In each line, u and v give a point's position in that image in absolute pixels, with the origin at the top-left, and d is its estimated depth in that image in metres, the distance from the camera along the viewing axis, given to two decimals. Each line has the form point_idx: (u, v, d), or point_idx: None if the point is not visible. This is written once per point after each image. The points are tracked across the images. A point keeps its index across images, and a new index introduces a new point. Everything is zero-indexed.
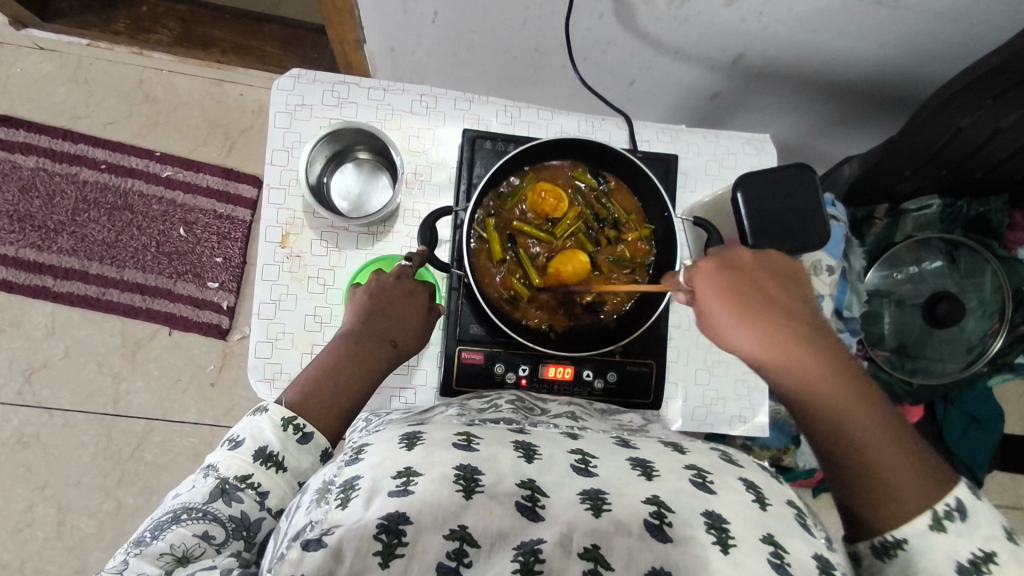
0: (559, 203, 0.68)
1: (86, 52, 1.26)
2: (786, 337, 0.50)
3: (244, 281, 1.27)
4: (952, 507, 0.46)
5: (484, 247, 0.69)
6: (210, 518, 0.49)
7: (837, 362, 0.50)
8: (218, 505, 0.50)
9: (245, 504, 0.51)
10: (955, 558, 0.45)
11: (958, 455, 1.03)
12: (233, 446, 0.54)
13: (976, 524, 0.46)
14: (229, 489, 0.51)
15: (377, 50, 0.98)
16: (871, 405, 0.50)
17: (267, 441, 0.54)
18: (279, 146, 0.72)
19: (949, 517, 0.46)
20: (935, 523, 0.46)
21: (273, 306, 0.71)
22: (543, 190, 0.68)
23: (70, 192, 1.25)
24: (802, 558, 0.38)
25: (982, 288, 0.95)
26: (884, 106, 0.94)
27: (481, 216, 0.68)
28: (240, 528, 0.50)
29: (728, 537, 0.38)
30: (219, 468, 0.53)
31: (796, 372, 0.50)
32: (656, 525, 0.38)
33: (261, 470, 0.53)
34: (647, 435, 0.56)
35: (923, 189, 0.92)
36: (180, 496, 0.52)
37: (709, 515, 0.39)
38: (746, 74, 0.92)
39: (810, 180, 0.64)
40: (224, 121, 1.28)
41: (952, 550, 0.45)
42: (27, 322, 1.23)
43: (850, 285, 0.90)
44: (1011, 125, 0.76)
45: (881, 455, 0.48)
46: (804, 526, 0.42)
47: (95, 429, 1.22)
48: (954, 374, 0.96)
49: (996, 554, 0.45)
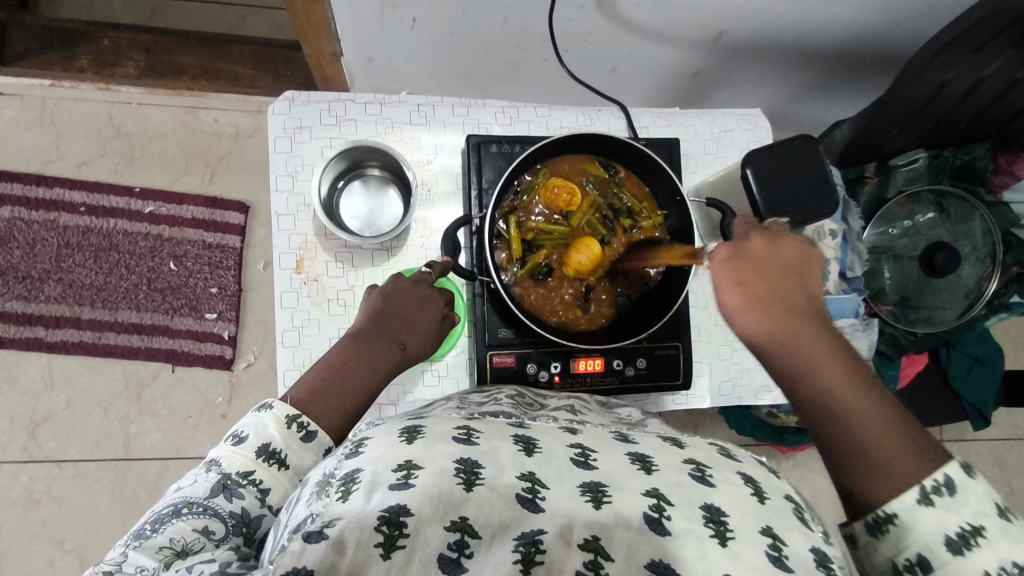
0: (572, 197, 0.70)
1: (49, 93, 1.22)
2: (784, 319, 0.54)
3: (242, 309, 1.25)
4: (940, 482, 0.46)
5: (504, 246, 0.70)
6: (211, 513, 0.46)
7: (833, 347, 0.53)
8: (219, 500, 0.47)
9: (246, 501, 0.48)
10: (944, 531, 0.45)
11: (963, 396, 1.09)
12: (236, 442, 0.52)
13: (965, 500, 0.46)
14: (231, 485, 0.48)
15: (354, 61, 0.94)
16: (864, 385, 0.51)
17: (270, 438, 0.52)
18: (282, 171, 0.71)
19: (938, 492, 0.46)
20: (923, 497, 0.46)
21: (296, 333, 0.71)
22: (556, 186, 0.70)
23: (51, 238, 1.22)
24: (800, 551, 0.39)
25: (973, 233, 0.98)
26: (861, 65, 0.96)
27: (503, 216, 0.69)
28: (241, 524, 0.47)
29: (726, 530, 0.39)
30: (221, 464, 0.50)
31: (792, 349, 0.53)
32: (656, 518, 0.39)
33: (263, 467, 0.51)
34: (646, 428, 0.55)
35: (909, 144, 0.97)
36: (181, 490, 0.48)
37: (709, 509, 0.40)
38: (725, 49, 0.93)
39: (814, 151, 0.66)
40: (201, 148, 1.25)
41: (939, 523, 0.45)
42: (23, 376, 1.19)
43: (853, 246, 0.94)
44: (992, 74, 0.79)
45: (870, 429, 0.48)
46: (802, 520, 0.43)
47: (108, 476, 1.19)
48: (954, 320, 0.98)
49: (984, 528, 0.45)
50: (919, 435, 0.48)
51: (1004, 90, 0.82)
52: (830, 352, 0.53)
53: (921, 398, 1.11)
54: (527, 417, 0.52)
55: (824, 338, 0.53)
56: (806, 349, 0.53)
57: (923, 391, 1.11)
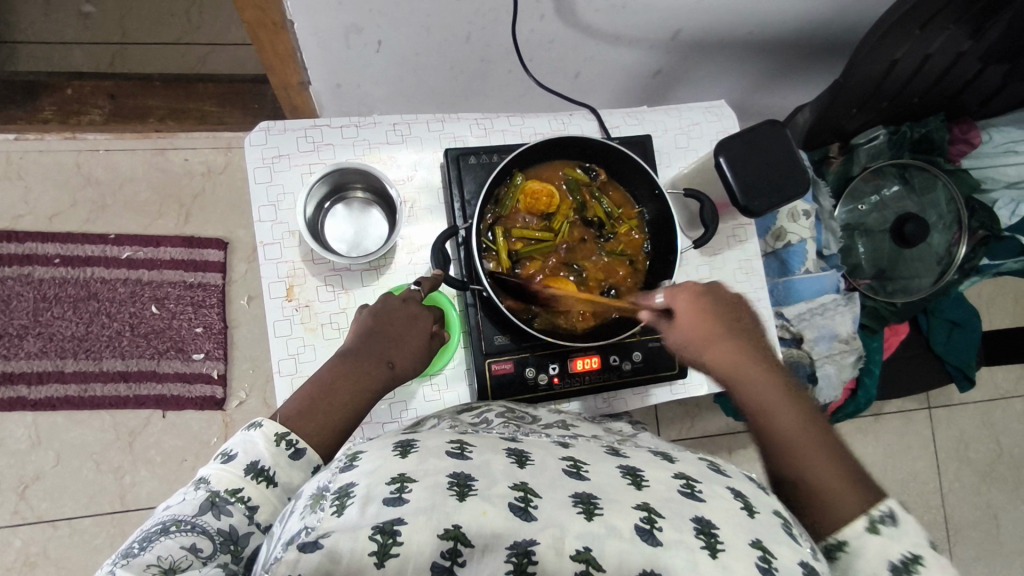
0: (552, 199, 0.71)
1: (13, 147, 1.21)
2: (738, 357, 0.60)
3: (229, 346, 1.23)
4: (884, 512, 0.51)
5: (493, 254, 0.71)
6: (199, 530, 0.46)
7: (783, 385, 0.59)
8: (207, 517, 0.47)
9: (234, 518, 0.48)
10: (888, 559, 0.49)
11: (947, 358, 1.12)
12: (226, 459, 0.52)
13: (906, 530, 0.50)
14: (220, 503, 0.48)
15: (321, 89, 0.95)
16: (810, 420, 0.56)
17: (259, 456, 0.52)
18: (264, 202, 0.72)
19: (882, 522, 0.50)
20: (869, 526, 0.50)
21: (292, 361, 0.70)
22: (536, 189, 0.70)
23: (27, 293, 1.20)
24: (789, 565, 0.40)
25: (937, 202, 1.02)
26: (814, 49, 0.99)
27: (489, 226, 0.71)
28: (229, 542, 0.47)
29: (717, 542, 0.39)
30: (210, 481, 0.50)
31: (741, 384, 0.59)
32: (647, 529, 0.38)
33: (252, 484, 0.50)
34: (636, 442, 0.56)
35: (869, 122, 1.00)
36: (170, 507, 0.48)
37: (699, 521, 0.40)
38: (684, 47, 0.96)
39: (781, 134, 0.68)
40: (175, 189, 1.24)
41: (884, 551, 0.49)
42: (8, 437, 1.17)
43: (825, 225, 1.03)
44: (937, 49, 0.82)
45: (819, 462, 0.54)
46: (790, 534, 0.43)
47: (106, 530, 1.16)
48: (929, 288, 1.02)
49: (922, 557, 0.49)
50: (860, 472, 0.54)
51: (951, 63, 0.86)
52: (778, 389, 0.58)
53: (909, 364, 1.14)
54: (519, 432, 0.53)
55: (774, 377, 0.59)
56: (757, 384, 0.59)
57: (907, 359, 1.14)
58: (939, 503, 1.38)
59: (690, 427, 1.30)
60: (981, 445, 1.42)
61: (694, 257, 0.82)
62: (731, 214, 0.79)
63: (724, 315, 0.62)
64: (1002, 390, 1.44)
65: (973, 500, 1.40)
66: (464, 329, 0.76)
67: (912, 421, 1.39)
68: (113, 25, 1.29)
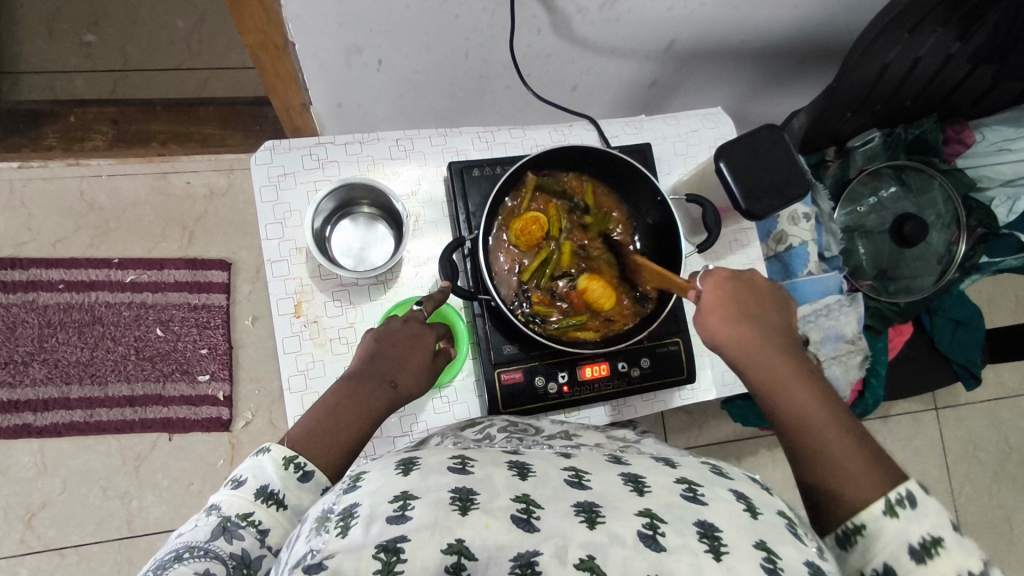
0: (534, 229, 0.71)
1: (17, 175, 1.21)
2: (759, 343, 0.60)
3: (234, 367, 1.23)
4: (902, 494, 0.50)
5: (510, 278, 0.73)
6: (212, 556, 0.47)
7: (806, 373, 0.58)
8: (219, 542, 0.48)
9: (246, 541, 0.48)
10: (908, 542, 0.49)
11: (951, 357, 1.13)
12: (236, 485, 0.52)
13: (926, 513, 0.49)
14: (231, 527, 0.49)
15: (323, 109, 0.96)
16: (833, 409, 0.56)
17: (269, 480, 0.52)
18: (270, 220, 0.73)
19: (901, 504, 0.50)
20: (887, 508, 0.50)
21: (302, 377, 0.71)
22: (523, 224, 0.71)
23: (32, 320, 1.20)
24: (794, 563, 0.39)
25: (935, 201, 1.03)
26: (805, 53, 1.01)
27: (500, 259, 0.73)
28: (242, 565, 0.47)
29: (720, 545, 0.39)
30: (221, 507, 0.50)
31: (770, 380, 0.58)
32: (650, 535, 0.38)
33: (262, 508, 0.50)
34: (639, 449, 0.56)
35: (864, 125, 1.02)
36: (182, 535, 0.49)
37: (701, 524, 0.40)
38: (679, 58, 0.97)
39: (779, 138, 0.69)
40: (177, 212, 1.25)
41: (902, 534, 0.49)
42: (14, 465, 1.16)
43: (826, 228, 1.03)
44: (928, 51, 0.83)
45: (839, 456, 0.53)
46: (795, 534, 0.43)
47: (114, 557, 1.15)
48: (931, 286, 1.03)
49: (942, 538, 0.48)
50: (881, 460, 0.53)
51: (942, 65, 0.87)
52: (805, 381, 0.58)
53: (912, 364, 1.15)
54: (522, 445, 0.53)
55: (797, 371, 0.58)
56: (780, 372, 0.58)
57: (912, 359, 1.15)
58: (951, 504, 1.38)
59: (698, 436, 1.30)
60: (990, 446, 1.42)
61: (698, 262, 0.83)
62: (734, 218, 0.80)
63: (746, 303, 0.61)
64: (1009, 389, 1.44)
65: (985, 502, 1.40)
66: (472, 341, 0.76)
67: (920, 423, 1.40)
68: (113, 52, 1.31)
